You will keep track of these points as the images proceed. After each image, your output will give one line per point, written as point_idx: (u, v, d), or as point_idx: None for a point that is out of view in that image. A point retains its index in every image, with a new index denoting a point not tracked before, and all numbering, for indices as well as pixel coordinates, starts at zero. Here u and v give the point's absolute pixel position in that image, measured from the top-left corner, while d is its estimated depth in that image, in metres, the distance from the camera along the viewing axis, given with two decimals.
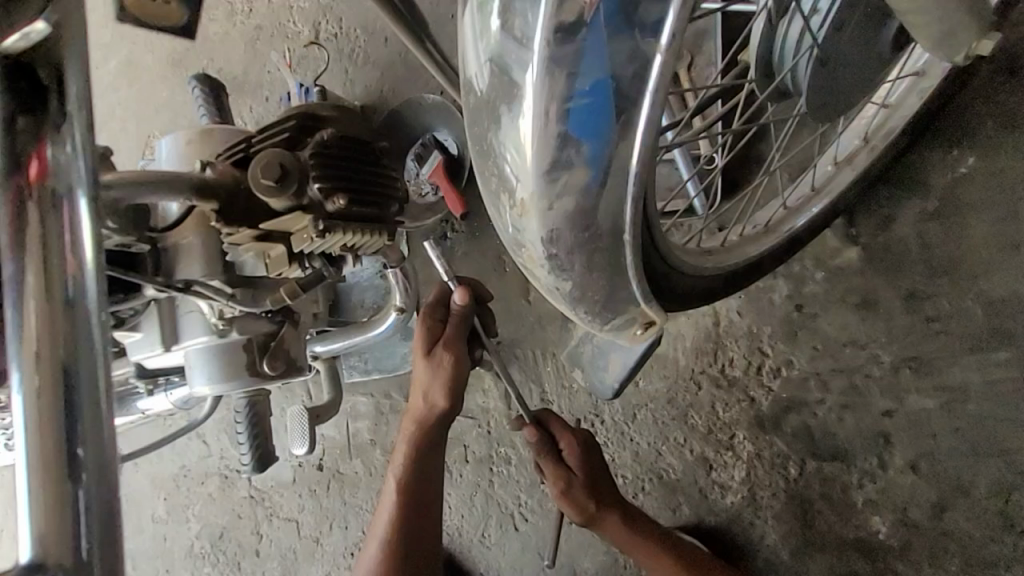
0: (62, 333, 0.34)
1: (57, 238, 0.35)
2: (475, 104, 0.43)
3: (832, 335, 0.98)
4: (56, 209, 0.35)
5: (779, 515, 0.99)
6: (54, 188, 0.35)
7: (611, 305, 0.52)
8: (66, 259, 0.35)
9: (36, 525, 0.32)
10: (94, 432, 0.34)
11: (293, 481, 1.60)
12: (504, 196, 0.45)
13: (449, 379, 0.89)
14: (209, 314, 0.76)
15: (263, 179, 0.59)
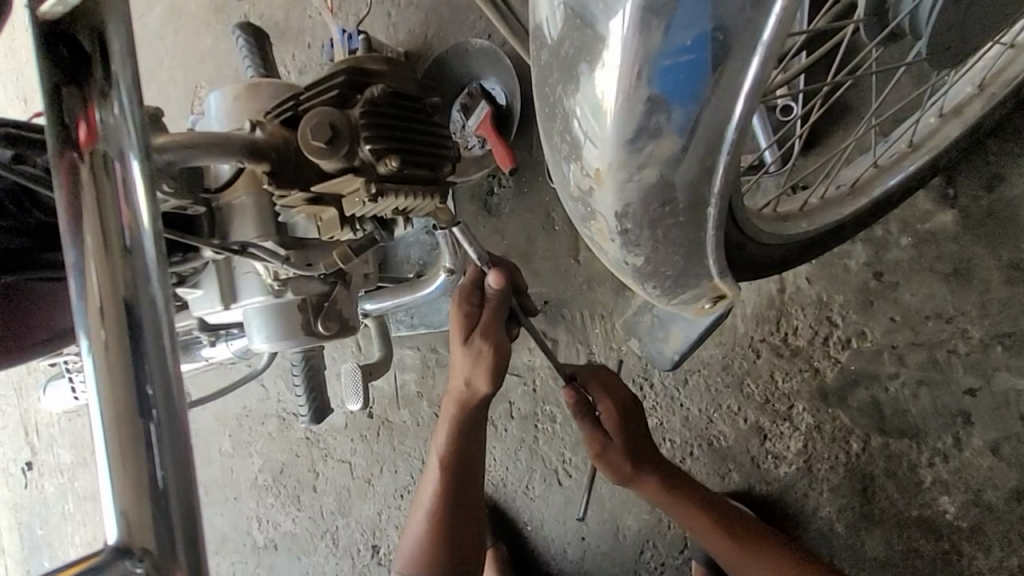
0: (121, 288, 0.31)
1: (113, 200, 0.31)
2: (547, 59, 0.39)
3: (914, 306, 0.90)
4: (109, 173, 0.31)
5: (836, 489, 0.96)
6: (105, 151, 0.32)
7: (682, 281, 0.48)
8: (121, 218, 0.31)
9: (119, 494, 0.29)
10: (163, 390, 0.31)
11: (345, 426, 1.68)
12: (575, 164, 0.40)
13: (489, 362, 0.83)
14: (264, 275, 0.76)
15: (313, 141, 0.56)
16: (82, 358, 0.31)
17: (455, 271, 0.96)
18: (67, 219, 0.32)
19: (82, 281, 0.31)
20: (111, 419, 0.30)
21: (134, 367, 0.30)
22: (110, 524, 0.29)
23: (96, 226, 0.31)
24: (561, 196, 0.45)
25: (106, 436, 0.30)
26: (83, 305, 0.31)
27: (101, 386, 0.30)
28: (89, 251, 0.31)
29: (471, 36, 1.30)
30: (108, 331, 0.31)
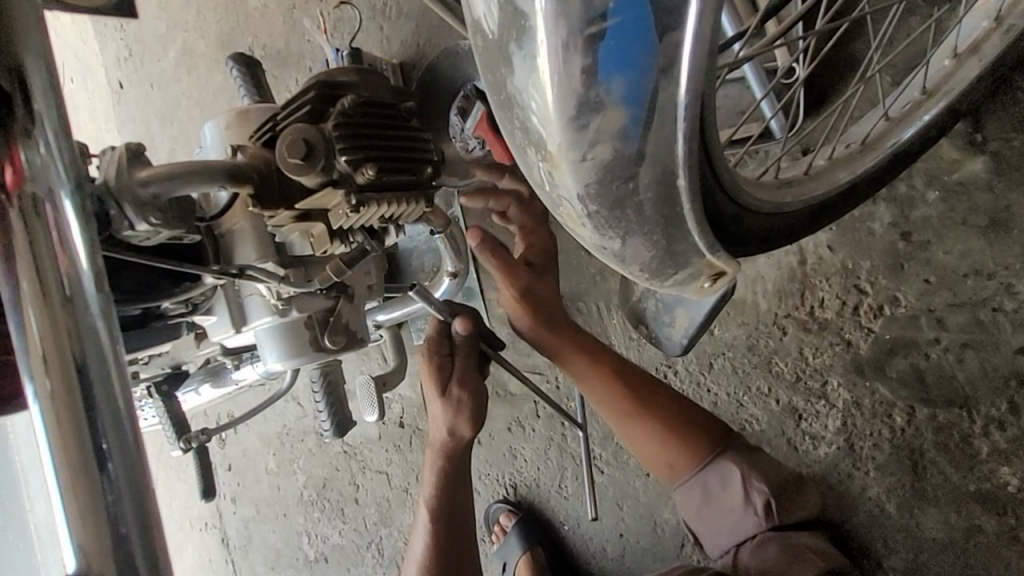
0: (68, 340, 0.31)
1: (45, 236, 0.32)
2: (484, 47, 0.37)
3: (949, 265, 0.84)
4: (40, 217, 0.32)
5: (883, 467, 0.89)
6: (33, 192, 0.33)
7: (669, 263, 0.45)
8: (58, 261, 0.32)
9: (76, 530, 0.29)
10: (117, 431, 0.31)
11: (379, 437, 1.70)
12: (531, 151, 0.39)
13: (471, 407, 0.81)
14: (268, 296, 0.77)
15: (292, 157, 0.57)
16: (29, 407, 0.31)
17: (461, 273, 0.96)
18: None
19: (21, 326, 0.31)
20: (63, 464, 0.30)
21: (84, 410, 0.31)
22: (67, 556, 0.29)
23: (30, 264, 0.32)
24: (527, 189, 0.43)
25: (60, 485, 0.29)
26: (26, 354, 0.31)
27: (51, 439, 0.30)
28: (26, 297, 0.31)
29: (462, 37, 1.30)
30: (54, 380, 0.31)
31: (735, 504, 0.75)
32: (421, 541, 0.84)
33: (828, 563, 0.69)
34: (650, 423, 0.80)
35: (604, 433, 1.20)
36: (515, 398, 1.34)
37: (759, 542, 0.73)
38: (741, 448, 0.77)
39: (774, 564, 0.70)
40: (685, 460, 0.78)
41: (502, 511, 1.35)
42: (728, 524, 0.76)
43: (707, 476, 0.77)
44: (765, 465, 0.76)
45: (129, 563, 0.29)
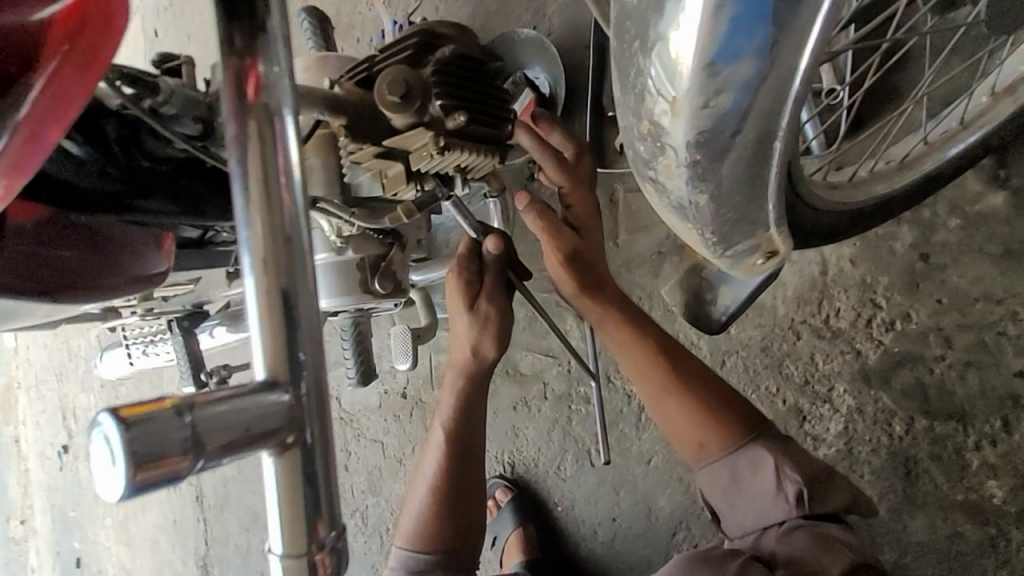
0: (283, 251, 0.34)
1: (274, 151, 0.35)
2: (623, 11, 0.43)
3: (963, 288, 0.90)
4: (273, 132, 0.36)
5: (878, 472, 0.95)
6: (268, 107, 0.36)
7: (743, 225, 0.50)
8: (281, 178, 0.35)
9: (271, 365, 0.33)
10: (311, 340, 0.34)
11: (379, 406, 1.71)
12: (649, 100, 0.43)
13: (494, 320, 0.83)
14: (329, 232, 0.81)
15: (391, 94, 0.60)
16: (244, 298, 0.34)
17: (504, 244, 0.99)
18: (234, 162, 0.35)
19: (246, 228, 0.34)
20: (268, 357, 0.33)
21: (289, 316, 0.34)
22: (260, 363, 0.33)
23: (260, 173, 0.35)
24: (627, 138, 0.48)
25: (260, 333, 0.33)
26: (247, 251, 0.34)
27: (262, 332, 0.33)
28: (253, 203, 0.34)
29: (517, 26, 1.35)
30: (269, 283, 0.34)
31: (767, 486, 0.74)
32: (433, 453, 0.88)
33: (857, 556, 0.66)
34: (694, 395, 0.80)
35: (609, 419, 1.24)
36: (525, 378, 1.37)
37: (789, 530, 0.71)
38: (778, 437, 0.76)
39: (805, 553, 0.68)
40: (716, 443, 0.78)
41: (497, 487, 1.38)
42: (754, 507, 0.76)
43: (738, 461, 0.76)
44: (801, 455, 0.75)
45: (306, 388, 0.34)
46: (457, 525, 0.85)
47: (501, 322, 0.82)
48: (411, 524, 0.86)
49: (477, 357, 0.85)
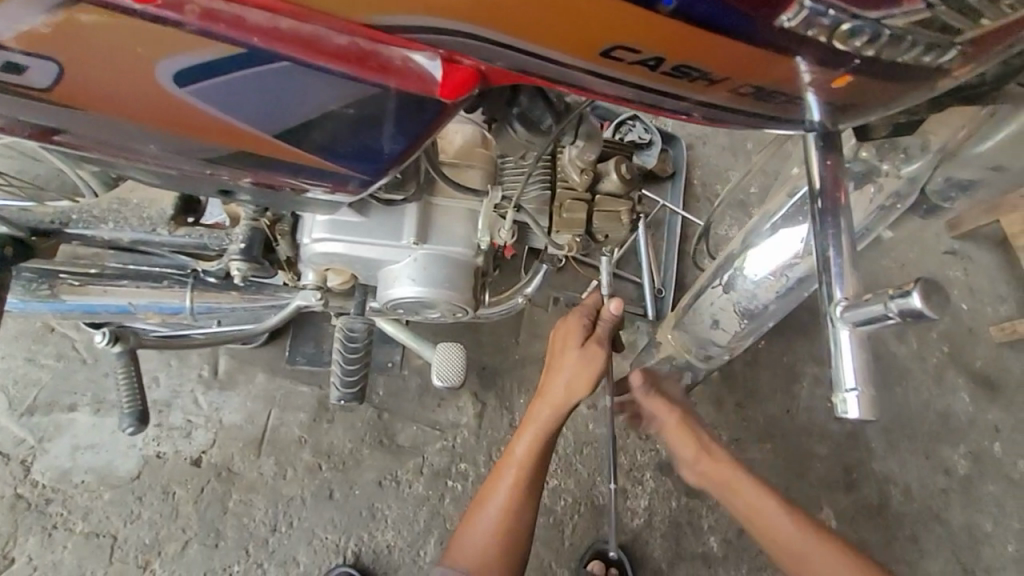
0: (848, 260, 0.57)
1: (846, 219, 0.58)
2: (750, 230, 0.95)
3: (702, 418, 1.60)
4: (843, 214, 0.59)
5: (664, 535, 1.45)
6: (844, 201, 0.59)
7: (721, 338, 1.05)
8: (847, 234, 0.58)
9: (846, 289, 0.56)
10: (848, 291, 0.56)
11: (133, 478, 1.17)
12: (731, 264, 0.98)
13: (597, 370, 0.93)
14: (484, 233, 0.82)
15: (626, 175, 0.89)
16: (836, 268, 0.56)
17: (516, 308, 1.12)
18: (826, 222, 0.58)
19: (837, 249, 0.57)
20: (847, 292, 0.55)
21: (854, 279, 0.56)
22: (839, 287, 0.56)
23: (847, 232, 0.58)
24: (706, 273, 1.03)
25: (842, 286, 0.56)
26: (839, 257, 0.57)
27: (844, 284, 0.56)
28: (843, 243, 0.57)
29: None
30: (850, 275, 0.56)
31: None
32: (505, 482, 0.95)
33: None
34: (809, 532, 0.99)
35: None
36: (402, 451, 1.31)
37: None
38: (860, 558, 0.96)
39: None
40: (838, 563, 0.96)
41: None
42: None
43: None
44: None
45: (839, 296, 0.55)
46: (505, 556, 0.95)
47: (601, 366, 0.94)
48: (466, 549, 0.94)
49: (568, 394, 0.94)
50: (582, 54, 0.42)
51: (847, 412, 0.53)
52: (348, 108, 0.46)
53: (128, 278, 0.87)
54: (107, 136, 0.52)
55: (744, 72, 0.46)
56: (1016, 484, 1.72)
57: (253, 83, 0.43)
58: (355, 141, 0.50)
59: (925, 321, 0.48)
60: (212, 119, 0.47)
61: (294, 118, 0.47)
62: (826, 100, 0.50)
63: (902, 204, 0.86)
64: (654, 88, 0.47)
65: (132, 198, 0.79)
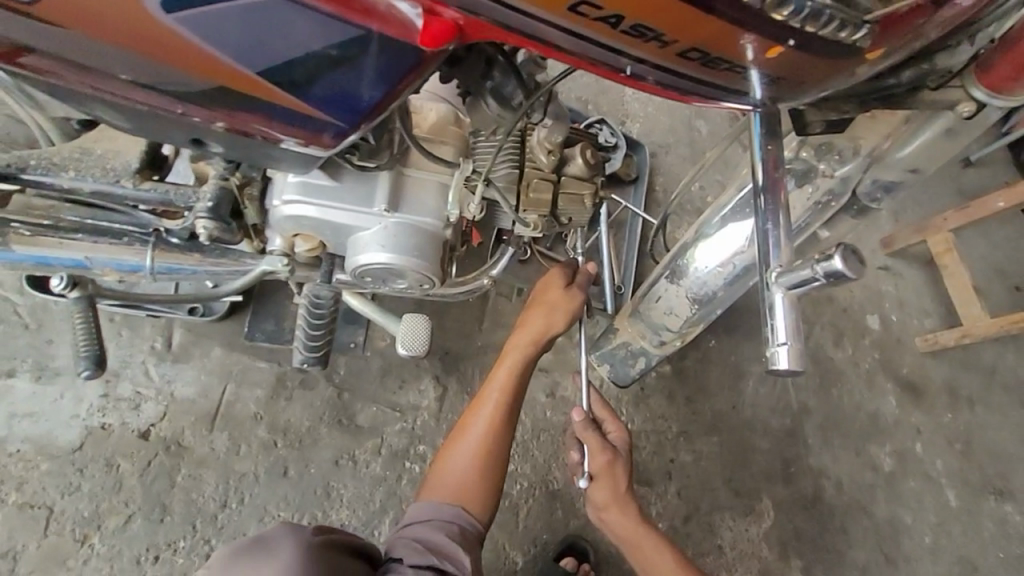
0: (785, 232, 0.63)
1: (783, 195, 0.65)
2: (704, 221, 1.02)
3: (654, 410, 1.67)
4: (781, 192, 0.65)
5: None
6: (782, 181, 0.66)
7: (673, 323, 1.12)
8: (784, 209, 0.65)
9: (781, 257, 0.62)
10: (782, 259, 0.62)
11: (76, 449, 1.13)
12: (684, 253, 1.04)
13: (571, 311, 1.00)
14: (452, 206, 0.85)
15: (590, 160, 0.93)
16: (773, 239, 0.63)
17: (480, 289, 1.14)
18: (768, 198, 0.65)
19: (775, 222, 0.64)
20: (781, 259, 0.62)
21: (788, 249, 0.62)
22: (775, 255, 0.62)
23: (784, 208, 0.65)
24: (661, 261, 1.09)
25: (777, 255, 0.62)
26: (776, 229, 0.63)
27: (779, 252, 0.62)
28: (780, 216, 0.64)
29: None
30: (784, 244, 0.63)
31: None
32: (484, 414, 0.97)
33: None
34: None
35: None
36: (361, 431, 1.30)
37: None
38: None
39: None
40: None
41: None
42: None
43: None
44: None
45: (774, 263, 0.62)
46: (474, 491, 0.94)
47: (578, 304, 1.00)
48: (439, 483, 0.94)
49: (548, 328, 0.99)
50: (547, 6, 0.46)
51: (777, 364, 0.58)
52: (331, 48, 0.49)
53: (84, 233, 0.86)
54: (90, 65, 0.55)
55: (693, 36, 0.50)
56: (935, 481, 1.86)
57: (238, 12, 0.46)
58: (334, 85, 0.53)
59: (844, 280, 0.54)
60: (194, 51, 0.50)
61: (275, 55, 0.50)
62: (767, 74, 0.55)
63: (836, 202, 0.95)
64: (612, 48, 0.51)
65: (94, 149, 0.81)
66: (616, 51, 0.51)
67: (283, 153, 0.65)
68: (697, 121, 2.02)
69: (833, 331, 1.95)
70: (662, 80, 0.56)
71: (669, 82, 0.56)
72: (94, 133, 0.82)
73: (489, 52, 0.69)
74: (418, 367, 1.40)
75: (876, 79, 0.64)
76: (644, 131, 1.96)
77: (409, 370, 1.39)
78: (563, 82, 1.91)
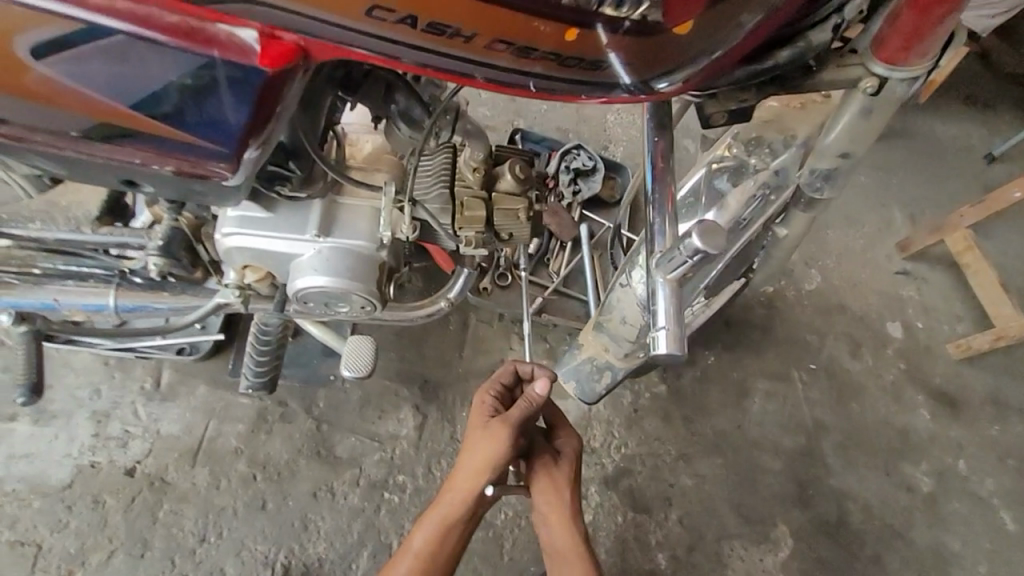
0: (671, 215, 0.63)
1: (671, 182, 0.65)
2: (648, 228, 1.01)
3: (650, 432, 1.60)
4: (668, 178, 0.65)
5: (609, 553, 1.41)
6: (668, 167, 0.66)
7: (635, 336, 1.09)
8: (667, 191, 0.64)
9: (665, 240, 0.61)
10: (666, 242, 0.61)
11: (65, 487, 1.19)
12: (633, 263, 1.03)
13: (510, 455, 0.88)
14: (384, 228, 0.88)
15: (521, 175, 0.95)
16: (658, 222, 0.62)
17: (441, 313, 1.16)
18: (656, 183, 0.65)
19: (661, 207, 0.63)
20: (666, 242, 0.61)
21: (674, 230, 0.62)
22: (658, 239, 0.61)
23: (671, 194, 0.65)
24: (615, 273, 1.08)
25: (661, 239, 0.61)
26: (662, 214, 0.63)
27: (663, 236, 0.61)
28: (666, 201, 0.64)
29: None
30: (670, 228, 0.62)
31: None
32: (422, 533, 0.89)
33: None
34: None
35: (421, 511, 1.30)
36: (339, 462, 1.31)
37: None
38: None
39: None
40: None
41: None
42: None
43: None
44: None
45: (657, 246, 0.61)
46: None
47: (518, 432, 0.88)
48: None
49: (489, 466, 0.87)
50: (342, 13, 0.49)
51: (657, 350, 0.55)
52: (184, 77, 0.54)
53: (54, 278, 0.94)
54: (15, 118, 0.63)
55: (495, 27, 0.52)
56: (981, 502, 1.68)
57: (97, 53, 0.52)
58: (201, 115, 0.59)
59: (711, 258, 0.54)
60: (79, 90, 0.57)
61: (143, 88, 0.56)
62: (626, 60, 0.58)
63: (777, 197, 0.92)
64: (420, 47, 0.53)
65: (61, 202, 0.90)
66: (426, 51, 0.53)
67: (205, 187, 0.69)
68: (683, 140, 2.03)
69: (847, 342, 1.83)
70: (490, 77, 0.57)
71: (501, 78, 0.57)
72: (61, 188, 0.91)
73: (389, 77, 0.73)
74: (397, 397, 1.41)
75: (753, 62, 0.64)
76: (628, 155, 1.98)
77: (389, 400, 1.40)
78: (544, 115, 1.98)
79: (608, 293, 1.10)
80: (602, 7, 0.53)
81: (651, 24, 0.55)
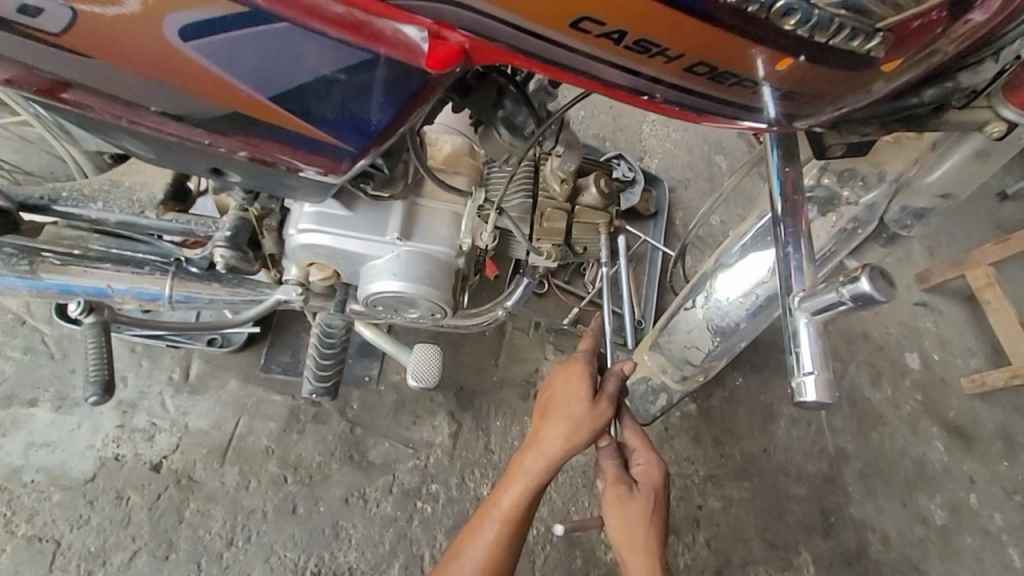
0: (807, 254, 0.61)
1: (803, 217, 0.63)
2: (722, 252, 1.00)
3: (678, 451, 1.59)
4: (800, 213, 0.63)
5: None
6: (799, 199, 0.64)
7: (697, 359, 1.08)
8: (799, 224, 0.62)
9: (804, 279, 0.59)
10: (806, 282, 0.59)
11: (87, 480, 1.13)
12: (704, 286, 1.01)
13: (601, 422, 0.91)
14: (467, 236, 0.84)
15: (605, 190, 0.94)
16: (795, 261, 0.60)
17: (497, 321, 1.13)
18: (786, 215, 0.63)
19: (796, 243, 0.61)
20: (806, 282, 0.59)
21: (812, 270, 0.60)
22: (795, 279, 0.59)
23: (805, 228, 0.63)
24: (682, 294, 1.06)
25: (800, 278, 0.59)
26: (798, 252, 0.61)
27: (801, 275, 0.60)
28: (801, 235, 0.62)
29: None
30: (808, 267, 0.60)
31: None
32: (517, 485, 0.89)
33: None
34: None
35: (453, 522, 1.26)
36: (372, 468, 1.27)
37: None
38: None
39: None
40: None
41: None
42: None
43: None
44: None
45: (796, 286, 0.59)
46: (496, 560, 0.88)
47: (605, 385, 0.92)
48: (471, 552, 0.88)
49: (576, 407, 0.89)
50: (551, 23, 0.47)
51: (803, 396, 0.55)
52: (339, 74, 0.52)
53: (108, 261, 0.88)
54: (114, 94, 0.57)
55: (698, 50, 0.50)
56: (994, 538, 1.69)
57: (255, 39, 0.49)
58: (345, 111, 0.56)
59: (875, 304, 0.51)
60: (210, 76, 0.53)
61: (287, 82, 0.53)
62: (786, 90, 0.55)
63: (863, 230, 0.91)
64: (615, 65, 0.51)
65: (123, 181, 0.85)
66: (620, 69, 0.51)
67: (296, 182, 0.67)
68: (716, 157, 2.01)
69: (869, 371, 1.82)
70: (670, 98, 0.55)
71: (677, 100, 0.56)
72: (123, 166, 0.86)
73: (500, 82, 0.70)
74: (432, 403, 1.36)
75: (898, 99, 0.62)
76: (662, 167, 1.96)
77: (423, 405, 1.35)
78: (581, 118, 1.93)
79: (671, 312, 1.07)
80: (831, 39, 0.49)
81: (869, 59, 0.52)
